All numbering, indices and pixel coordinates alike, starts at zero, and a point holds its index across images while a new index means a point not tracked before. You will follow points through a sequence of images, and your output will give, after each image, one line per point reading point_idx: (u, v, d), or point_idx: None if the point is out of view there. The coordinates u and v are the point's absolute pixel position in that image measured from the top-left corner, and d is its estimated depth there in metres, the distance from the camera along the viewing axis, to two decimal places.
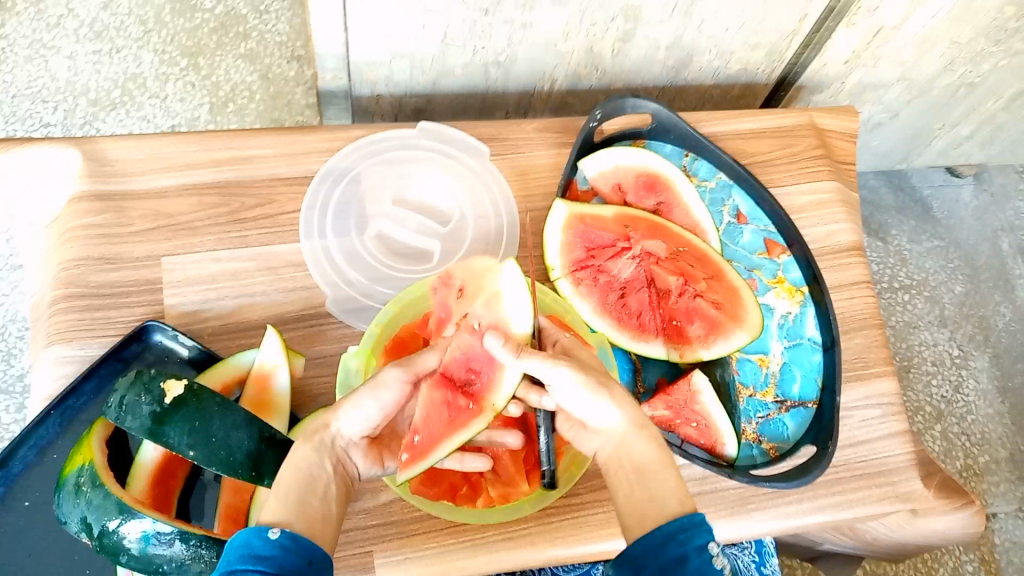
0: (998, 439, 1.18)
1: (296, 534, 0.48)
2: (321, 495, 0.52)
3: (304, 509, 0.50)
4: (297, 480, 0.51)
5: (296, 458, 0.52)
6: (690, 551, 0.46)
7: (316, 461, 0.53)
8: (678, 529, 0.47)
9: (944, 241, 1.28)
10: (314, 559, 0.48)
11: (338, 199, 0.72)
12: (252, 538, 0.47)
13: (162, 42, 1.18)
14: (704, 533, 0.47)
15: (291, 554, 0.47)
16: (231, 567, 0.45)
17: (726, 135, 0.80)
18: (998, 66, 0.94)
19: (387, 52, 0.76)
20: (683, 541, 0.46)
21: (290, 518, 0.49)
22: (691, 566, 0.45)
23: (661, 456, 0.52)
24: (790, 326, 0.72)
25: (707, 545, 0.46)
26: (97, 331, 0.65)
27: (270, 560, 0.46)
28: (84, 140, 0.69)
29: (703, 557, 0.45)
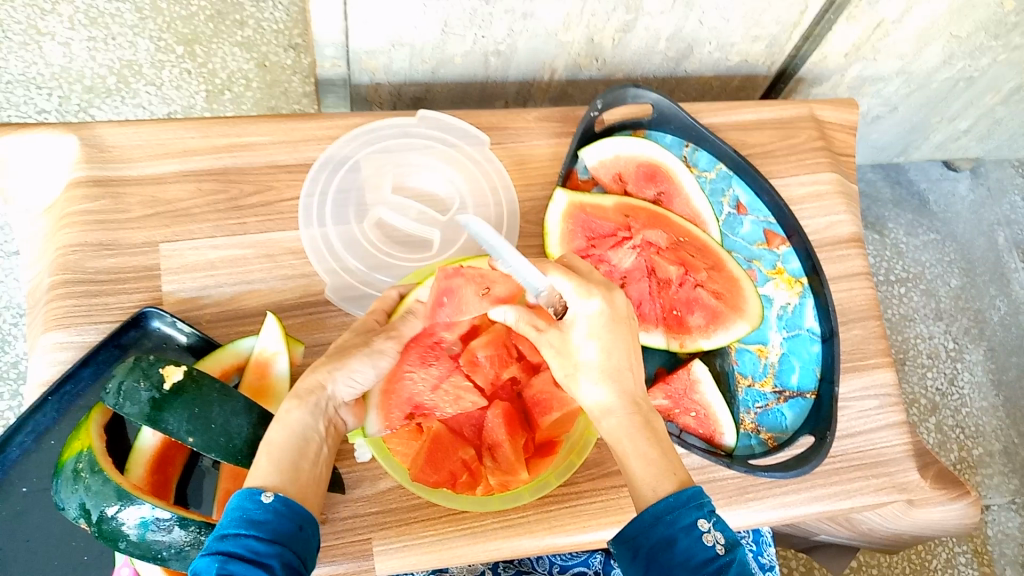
0: (992, 432, 1.18)
1: (288, 497, 0.48)
2: (313, 458, 0.52)
3: (297, 472, 0.50)
4: (292, 444, 0.51)
5: (290, 420, 0.51)
6: (678, 532, 0.47)
7: (309, 421, 0.52)
8: (666, 509, 0.48)
9: (940, 235, 1.28)
10: (305, 523, 0.48)
11: (338, 187, 0.72)
12: (244, 500, 0.47)
13: (157, 29, 1.17)
14: (692, 511, 0.47)
15: (285, 519, 0.47)
16: (225, 531, 0.45)
17: (726, 126, 0.80)
18: (997, 61, 0.94)
19: (387, 40, 0.75)
20: (670, 522, 0.47)
21: (283, 484, 0.49)
22: (679, 548, 0.46)
23: (630, 442, 0.51)
24: (789, 317, 0.72)
25: (696, 523, 0.47)
26: (95, 317, 0.64)
27: (264, 526, 0.46)
28: (81, 126, 0.69)
29: (691, 537, 0.47)
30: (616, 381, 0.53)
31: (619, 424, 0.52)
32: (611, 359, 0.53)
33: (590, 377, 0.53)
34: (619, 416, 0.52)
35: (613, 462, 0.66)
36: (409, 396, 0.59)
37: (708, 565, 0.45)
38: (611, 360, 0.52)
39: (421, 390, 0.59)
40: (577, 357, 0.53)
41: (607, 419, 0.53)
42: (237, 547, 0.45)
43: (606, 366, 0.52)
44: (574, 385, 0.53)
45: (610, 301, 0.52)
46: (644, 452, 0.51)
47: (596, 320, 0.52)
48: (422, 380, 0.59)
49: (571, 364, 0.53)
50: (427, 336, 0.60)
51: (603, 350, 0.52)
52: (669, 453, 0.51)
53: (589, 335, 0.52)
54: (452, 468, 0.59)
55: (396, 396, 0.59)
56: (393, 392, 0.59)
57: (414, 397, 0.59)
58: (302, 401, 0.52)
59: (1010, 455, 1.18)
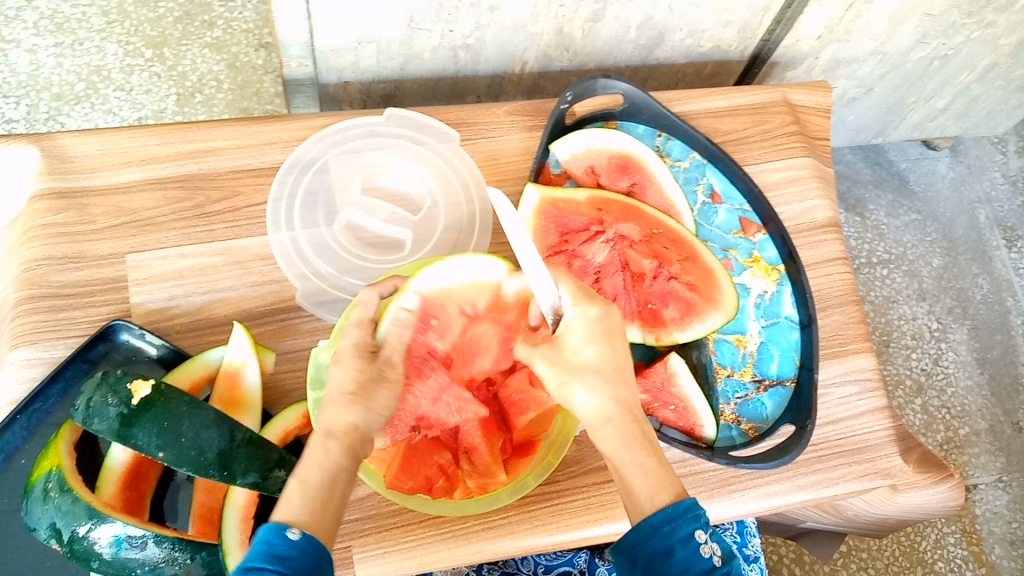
0: (978, 411, 1.18)
1: (313, 535, 0.46)
2: (340, 497, 0.49)
3: (324, 514, 0.47)
4: (324, 481, 0.48)
5: (320, 457, 0.49)
6: (676, 542, 0.46)
7: (344, 463, 0.49)
8: (664, 519, 0.47)
9: (922, 215, 1.28)
10: (324, 562, 0.46)
11: (306, 190, 0.71)
12: (271, 535, 0.45)
13: (125, 32, 1.15)
14: (690, 521, 0.47)
15: (307, 556, 0.45)
16: (249, 565, 0.44)
17: (698, 114, 0.79)
18: (970, 38, 0.94)
19: (352, 38, 0.74)
20: (668, 533, 0.47)
21: (310, 524, 0.46)
22: (677, 559, 0.46)
23: (628, 451, 0.50)
24: (766, 305, 0.71)
25: (693, 534, 0.47)
26: (62, 332, 0.63)
27: (288, 562, 0.44)
28: (42, 137, 0.68)
29: (689, 548, 0.46)
30: (612, 389, 0.51)
31: (616, 433, 0.50)
32: (606, 365, 0.51)
33: (584, 384, 0.50)
34: (615, 425, 0.50)
35: (593, 459, 0.65)
36: (413, 413, 0.56)
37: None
38: (607, 364, 0.51)
39: (426, 404, 0.57)
40: (573, 363, 0.51)
41: (604, 427, 0.50)
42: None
43: (603, 372, 0.51)
44: (568, 392, 0.51)
45: (605, 307, 0.52)
46: (641, 461, 0.49)
47: (592, 322, 0.51)
48: (423, 395, 0.57)
49: (565, 369, 0.51)
50: (419, 346, 0.58)
51: (599, 354, 0.51)
52: (666, 463, 0.50)
53: (585, 340, 0.51)
54: (428, 473, 0.59)
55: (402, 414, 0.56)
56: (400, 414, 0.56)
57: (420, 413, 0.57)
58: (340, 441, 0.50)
59: (997, 433, 1.18)
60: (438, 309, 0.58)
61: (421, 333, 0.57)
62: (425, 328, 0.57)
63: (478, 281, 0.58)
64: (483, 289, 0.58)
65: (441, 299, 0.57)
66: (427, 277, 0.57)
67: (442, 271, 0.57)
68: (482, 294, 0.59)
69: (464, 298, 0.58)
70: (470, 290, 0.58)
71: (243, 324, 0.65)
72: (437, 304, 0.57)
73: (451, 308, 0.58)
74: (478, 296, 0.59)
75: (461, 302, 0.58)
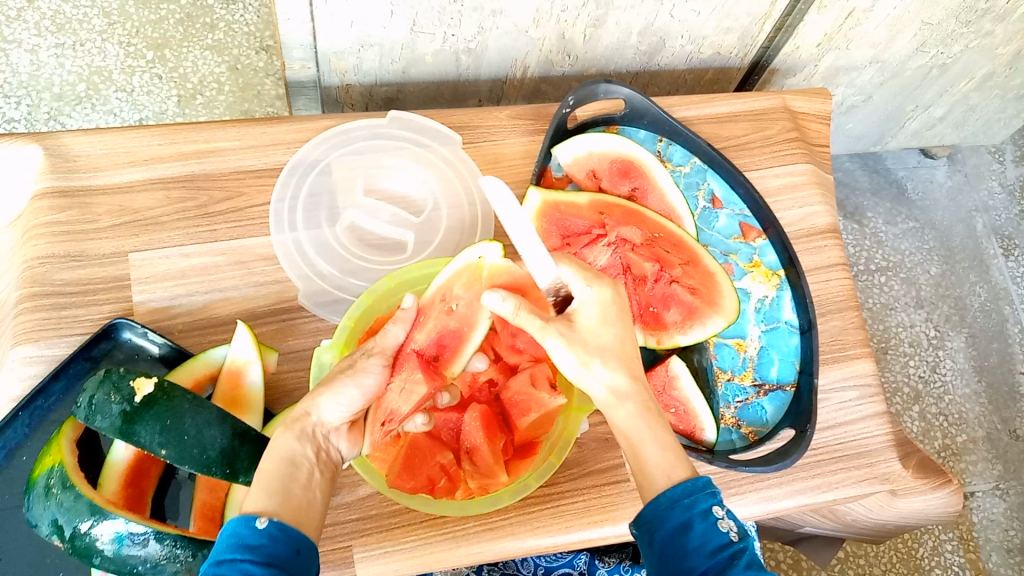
0: (975, 419, 1.19)
1: (283, 522, 0.48)
2: (304, 482, 0.51)
3: (288, 497, 0.49)
4: (280, 465, 0.50)
5: (278, 447, 0.51)
6: (695, 516, 0.48)
7: (297, 447, 0.51)
8: (684, 493, 0.48)
9: (919, 223, 1.28)
10: (302, 547, 0.48)
11: (309, 191, 0.71)
12: (240, 526, 0.47)
13: (126, 34, 1.16)
14: (708, 497, 0.48)
15: (279, 543, 0.47)
16: (221, 558, 0.45)
17: (699, 120, 0.79)
18: (969, 47, 0.94)
19: (356, 40, 0.74)
20: (687, 506, 0.48)
21: (274, 509, 0.48)
22: (696, 532, 0.47)
23: (647, 428, 0.51)
24: (767, 309, 0.71)
25: (712, 510, 0.48)
26: (64, 330, 0.63)
27: (259, 550, 0.46)
28: (45, 136, 0.68)
29: (707, 522, 0.47)
30: (629, 366, 0.53)
31: (632, 411, 0.52)
32: (621, 346, 0.53)
33: (604, 363, 0.52)
34: (634, 401, 0.52)
35: (595, 461, 0.65)
36: (389, 407, 0.57)
37: (724, 550, 0.46)
38: (624, 346, 0.53)
39: (397, 397, 0.57)
40: (593, 343, 0.52)
41: (622, 406, 0.52)
42: (232, 572, 0.44)
43: (620, 352, 0.53)
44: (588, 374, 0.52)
45: (615, 286, 0.53)
46: (659, 438, 0.51)
47: (608, 303, 0.52)
48: (395, 388, 0.57)
49: (589, 349, 0.52)
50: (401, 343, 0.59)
51: (617, 335, 0.53)
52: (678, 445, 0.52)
53: (603, 321, 0.52)
54: (430, 473, 0.59)
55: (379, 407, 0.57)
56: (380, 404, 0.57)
57: (392, 407, 0.56)
58: (292, 427, 0.52)
59: (994, 441, 1.18)
60: (428, 304, 0.59)
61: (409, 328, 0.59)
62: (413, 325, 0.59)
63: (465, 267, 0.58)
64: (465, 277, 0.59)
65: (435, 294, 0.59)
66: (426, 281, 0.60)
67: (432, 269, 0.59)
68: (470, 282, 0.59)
69: (446, 290, 0.59)
70: (458, 280, 0.59)
71: (245, 323, 0.65)
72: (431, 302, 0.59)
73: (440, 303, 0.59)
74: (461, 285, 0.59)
75: (445, 294, 0.59)
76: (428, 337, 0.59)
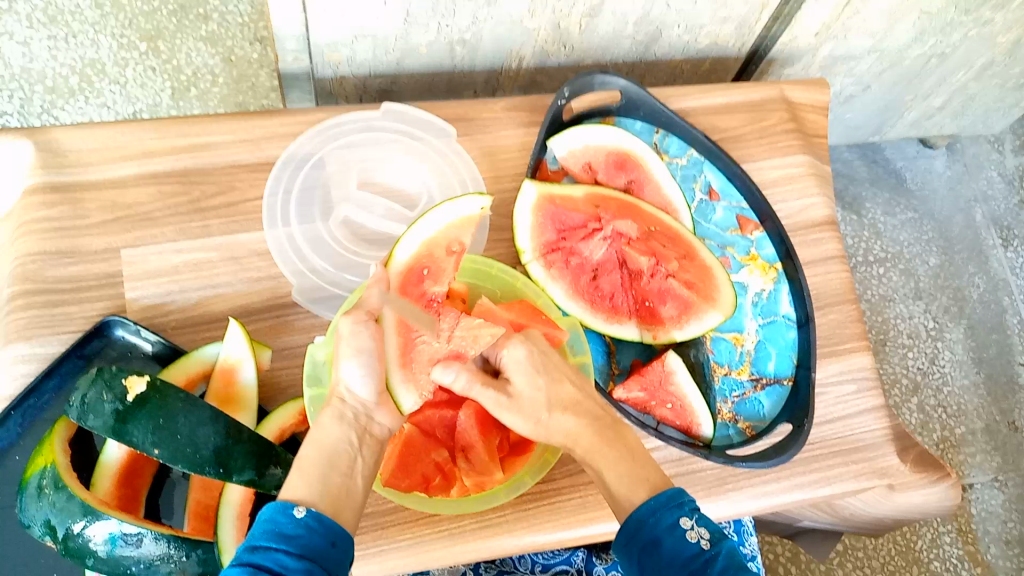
0: (973, 410, 1.19)
1: (320, 512, 0.48)
2: (346, 471, 0.50)
3: (327, 485, 0.49)
4: (320, 458, 0.50)
5: (323, 437, 0.51)
6: (662, 532, 0.50)
7: (340, 435, 0.51)
8: (649, 512, 0.51)
9: (918, 213, 1.28)
10: (338, 539, 0.48)
11: (303, 185, 0.70)
12: (277, 514, 0.47)
13: (119, 25, 1.15)
14: (672, 511, 0.50)
15: (316, 534, 0.47)
16: (255, 543, 0.45)
17: (696, 111, 0.79)
18: (968, 36, 0.94)
19: (349, 32, 0.74)
20: (654, 525, 0.50)
21: (314, 497, 0.48)
22: (666, 547, 0.49)
23: (602, 455, 0.54)
24: (764, 303, 0.71)
25: (678, 523, 0.50)
26: (56, 328, 0.63)
27: (294, 540, 0.46)
28: (36, 130, 0.67)
29: (674, 536, 0.49)
30: (573, 409, 0.55)
31: (587, 443, 0.55)
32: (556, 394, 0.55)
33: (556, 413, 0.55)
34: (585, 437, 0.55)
35: None
36: (429, 358, 0.54)
37: (695, 560, 0.48)
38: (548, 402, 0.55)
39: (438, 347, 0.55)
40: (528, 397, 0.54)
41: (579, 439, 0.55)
42: (266, 561, 0.44)
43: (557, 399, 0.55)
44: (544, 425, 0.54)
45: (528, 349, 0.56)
46: (615, 461, 0.54)
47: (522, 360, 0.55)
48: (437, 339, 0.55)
49: (537, 408, 0.54)
50: (418, 296, 0.59)
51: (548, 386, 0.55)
52: (639, 458, 0.55)
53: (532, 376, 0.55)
54: (425, 471, 0.58)
55: (415, 358, 0.54)
56: (413, 359, 0.54)
57: (433, 355, 0.54)
58: (331, 408, 0.52)
59: (993, 432, 1.18)
60: (429, 259, 0.59)
61: (415, 284, 0.59)
62: (419, 280, 0.59)
63: (458, 219, 0.60)
64: (465, 227, 0.60)
65: (427, 250, 0.59)
66: (405, 244, 0.59)
67: (419, 228, 0.59)
68: (465, 230, 0.60)
69: (449, 240, 0.60)
70: (455, 230, 0.60)
71: (239, 320, 0.64)
72: (425, 256, 0.59)
73: (441, 253, 0.60)
74: (461, 233, 0.60)
75: (448, 244, 0.60)
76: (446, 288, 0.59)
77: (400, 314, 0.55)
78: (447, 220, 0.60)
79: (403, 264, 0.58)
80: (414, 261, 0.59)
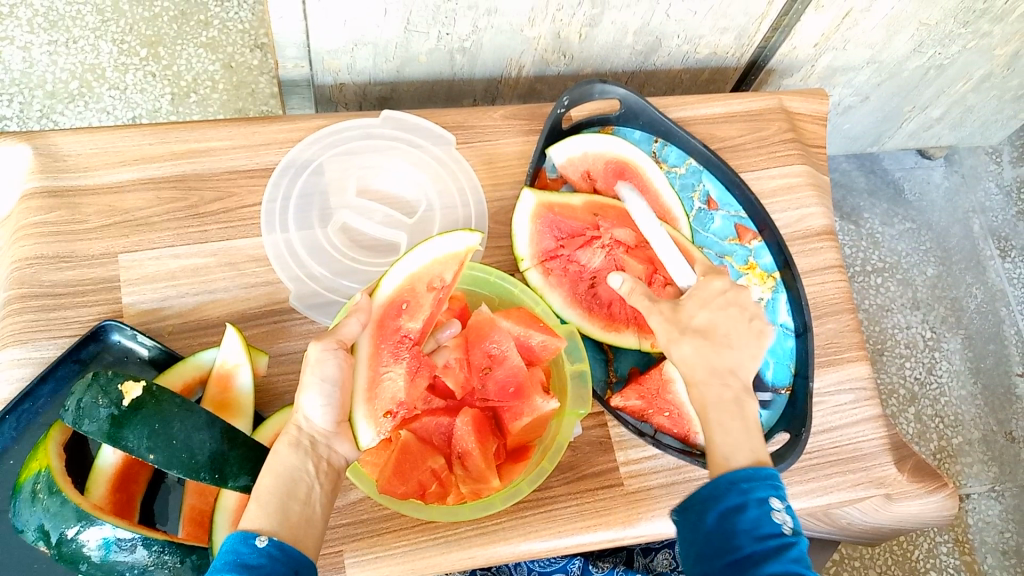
0: (971, 421, 1.18)
1: (282, 541, 0.48)
2: (304, 498, 0.50)
3: (287, 515, 0.49)
4: (280, 484, 0.49)
5: (277, 464, 0.50)
6: (750, 501, 0.48)
7: (297, 462, 0.50)
8: (743, 477, 0.49)
9: (916, 224, 1.28)
10: (301, 568, 0.48)
11: (300, 191, 0.70)
12: (238, 544, 0.47)
13: (120, 31, 1.15)
14: (767, 487, 0.49)
15: (279, 563, 0.47)
16: (218, 574, 0.46)
17: (695, 120, 0.79)
18: (966, 48, 0.94)
19: (349, 39, 0.74)
20: (744, 491, 0.49)
21: (275, 527, 0.48)
22: (747, 516, 0.48)
23: (716, 412, 0.52)
24: (762, 312, 0.71)
25: (768, 499, 0.49)
26: (52, 332, 0.63)
27: (257, 569, 0.46)
28: (35, 134, 0.67)
29: (761, 509, 0.48)
30: (715, 354, 0.53)
31: (707, 393, 0.52)
32: (713, 334, 0.54)
33: (689, 341, 0.53)
34: (704, 386, 0.53)
35: (587, 465, 0.65)
36: (392, 396, 0.56)
37: (773, 539, 0.47)
38: (735, 335, 0.54)
39: (401, 387, 0.56)
40: (683, 324, 0.54)
41: (698, 386, 0.53)
42: None
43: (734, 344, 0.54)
44: (671, 348, 0.53)
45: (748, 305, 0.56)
46: (727, 422, 0.52)
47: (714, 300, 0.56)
48: (400, 378, 0.57)
49: (678, 331, 0.54)
50: (394, 330, 0.58)
51: (711, 328, 0.54)
52: (752, 430, 0.52)
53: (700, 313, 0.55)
54: (422, 478, 0.58)
55: (378, 395, 0.55)
56: (376, 395, 0.55)
57: (397, 395, 0.56)
58: (286, 436, 0.51)
59: (990, 442, 1.18)
60: (409, 293, 0.59)
61: (393, 317, 0.58)
62: (397, 314, 0.58)
63: (443, 255, 0.59)
64: (449, 263, 0.59)
65: (409, 284, 0.58)
66: (390, 276, 0.58)
67: (408, 259, 0.58)
68: (448, 267, 0.60)
69: (431, 276, 0.59)
70: (438, 266, 0.59)
71: (235, 325, 0.64)
72: (407, 290, 0.58)
73: (422, 288, 0.59)
74: (443, 270, 0.59)
75: (430, 280, 0.59)
76: (421, 326, 0.59)
77: (372, 347, 0.56)
78: (431, 256, 0.59)
79: (386, 296, 0.58)
80: (395, 294, 0.58)
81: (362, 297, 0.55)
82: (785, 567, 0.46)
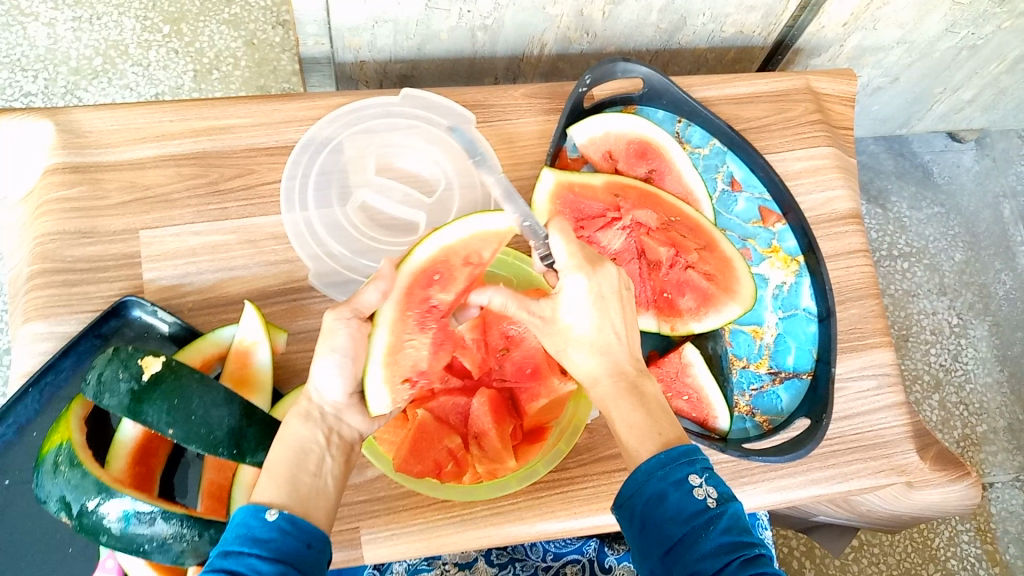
0: (996, 408, 1.17)
1: (294, 514, 0.47)
2: (314, 470, 0.50)
3: (297, 486, 0.48)
4: (292, 456, 0.49)
5: (289, 437, 0.50)
6: (669, 486, 0.47)
7: (308, 434, 0.50)
8: (657, 465, 0.48)
9: (944, 208, 1.26)
10: (314, 540, 0.47)
11: (320, 169, 0.70)
12: (249, 517, 0.46)
13: (143, 8, 1.15)
14: (684, 466, 0.48)
15: (290, 537, 0.46)
16: (228, 549, 0.45)
17: (719, 100, 0.78)
18: (1000, 28, 0.92)
19: (370, 16, 0.73)
20: (661, 478, 0.47)
21: (286, 500, 0.47)
22: (671, 501, 0.47)
23: (615, 405, 0.51)
24: (785, 296, 0.70)
25: (687, 478, 0.47)
26: (74, 307, 0.63)
27: (267, 544, 0.45)
28: (57, 110, 0.67)
29: (682, 492, 0.47)
30: (606, 352, 0.52)
31: (604, 394, 0.52)
32: (599, 333, 0.51)
33: (578, 348, 0.52)
34: (602, 385, 0.52)
35: (604, 447, 0.64)
36: (412, 364, 0.56)
37: (700, 517, 0.46)
38: (569, 343, 0.52)
39: (423, 356, 0.56)
40: (562, 329, 0.52)
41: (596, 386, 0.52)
42: (238, 567, 0.44)
43: (597, 340, 0.52)
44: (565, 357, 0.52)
45: (595, 276, 0.51)
46: (628, 413, 0.50)
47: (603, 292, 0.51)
48: (422, 347, 0.56)
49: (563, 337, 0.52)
50: (420, 300, 0.56)
51: (595, 324, 0.51)
52: (657, 414, 0.51)
53: (581, 310, 0.51)
54: (437, 458, 0.57)
55: (399, 362, 0.54)
56: (398, 361, 0.54)
57: (418, 364, 0.56)
58: (297, 411, 0.51)
59: (1015, 431, 1.16)
60: (443, 264, 0.57)
61: (422, 287, 0.56)
62: (427, 284, 0.56)
63: (482, 232, 0.57)
64: (488, 241, 0.57)
65: (444, 255, 0.56)
66: (426, 243, 0.56)
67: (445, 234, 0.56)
68: (487, 243, 0.57)
69: (468, 251, 0.57)
70: (475, 243, 0.57)
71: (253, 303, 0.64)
72: (440, 260, 0.56)
73: (457, 261, 0.57)
74: (481, 245, 0.57)
75: (467, 254, 0.57)
76: (451, 297, 0.57)
77: (397, 314, 0.55)
78: (473, 230, 0.57)
79: (417, 264, 0.56)
80: (429, 263, 0.56)
81: (386, 263, 0.53)
82: (718, 542, 0.45)
